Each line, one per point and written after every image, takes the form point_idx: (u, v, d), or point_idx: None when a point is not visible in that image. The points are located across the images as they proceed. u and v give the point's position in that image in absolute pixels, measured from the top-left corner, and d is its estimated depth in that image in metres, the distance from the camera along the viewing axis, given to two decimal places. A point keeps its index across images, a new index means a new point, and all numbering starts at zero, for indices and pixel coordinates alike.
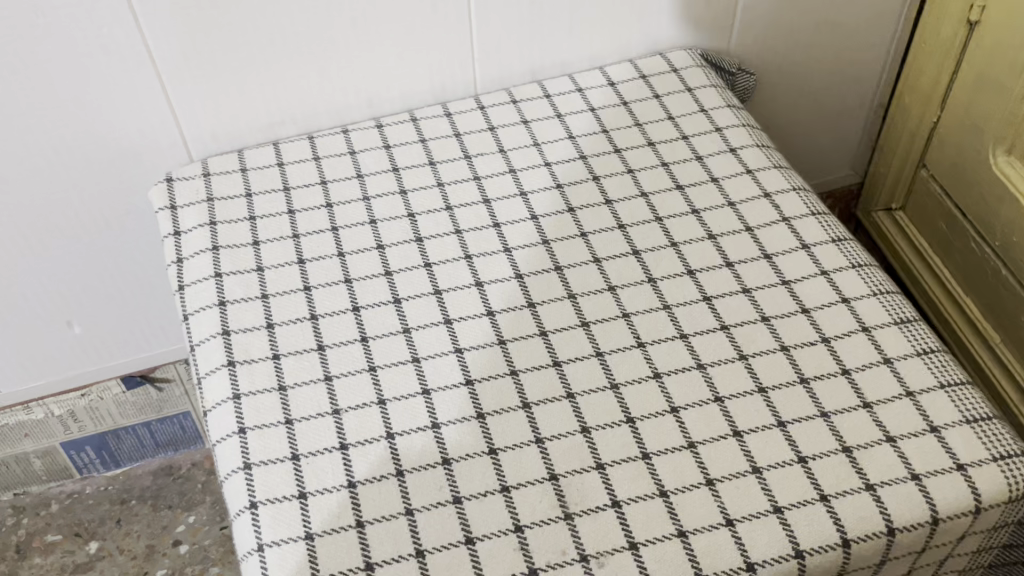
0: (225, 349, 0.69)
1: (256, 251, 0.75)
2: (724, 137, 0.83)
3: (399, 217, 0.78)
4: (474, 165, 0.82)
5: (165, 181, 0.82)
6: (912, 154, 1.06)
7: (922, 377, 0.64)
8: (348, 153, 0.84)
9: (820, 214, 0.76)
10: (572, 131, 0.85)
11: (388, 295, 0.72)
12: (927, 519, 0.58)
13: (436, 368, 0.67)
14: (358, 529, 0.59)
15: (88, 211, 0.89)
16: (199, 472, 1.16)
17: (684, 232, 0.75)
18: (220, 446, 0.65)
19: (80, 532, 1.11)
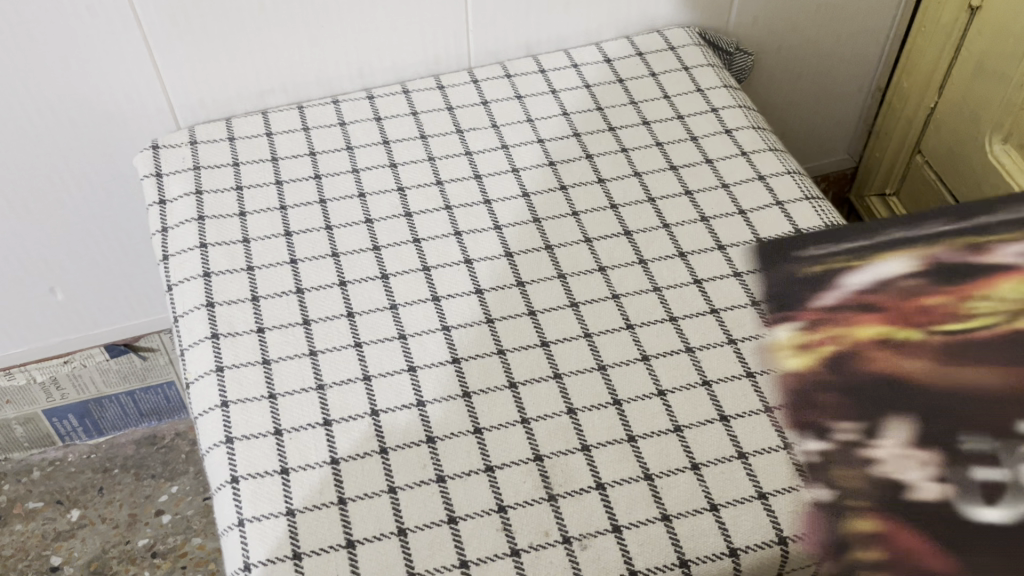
0: (209, 321, 0.68)
1: (242, 222, 0.74)
2: (720, 118, 0.82)
3: (389, 191, 0.77)
4: (465, 140, 0.81)
5: (150, 147, 0.81)
6: (907, 140, 1.05)
7: None
8: (339, 124, 0.82)
9: (814, 199, 0.75)
10: (566, 108, 0.83)
11: (375, 271, 0.71)
12: None
13: (423, 346, 0.66)
14: (341, 506, 0.58)
15: (73, 175, 0.88)
16: (183, 443, 1.15)
17: (676, 213, 0.74)
18: (202, 419, 0.64)
19: (62, 500, 1.10)
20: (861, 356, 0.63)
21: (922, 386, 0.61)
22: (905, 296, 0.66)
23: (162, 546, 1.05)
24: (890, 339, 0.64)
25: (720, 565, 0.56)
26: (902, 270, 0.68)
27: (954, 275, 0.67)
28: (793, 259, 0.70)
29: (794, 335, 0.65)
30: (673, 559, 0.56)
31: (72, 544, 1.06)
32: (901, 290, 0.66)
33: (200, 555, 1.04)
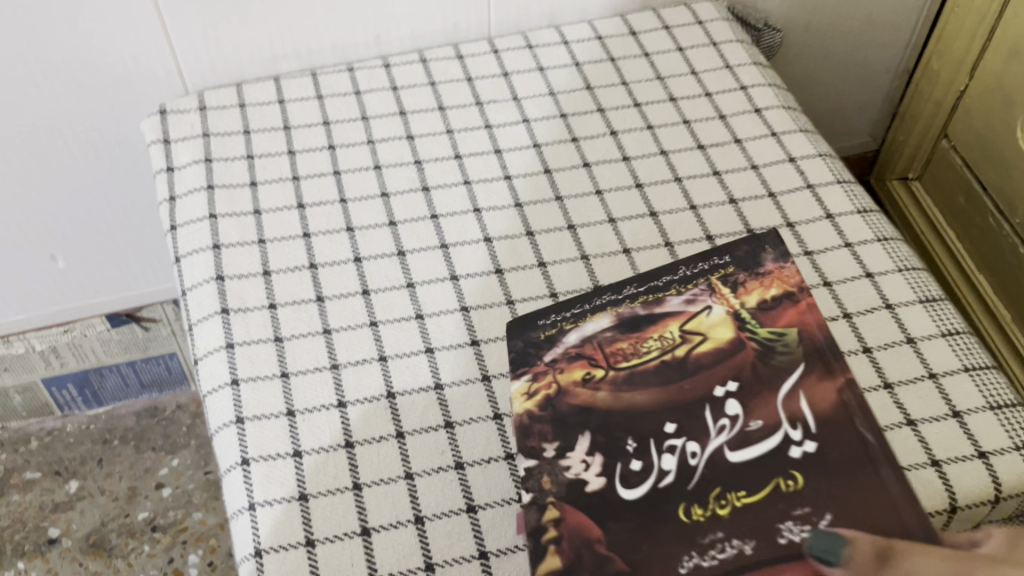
0: (219, 295, 0.65)
1: (254, 192, 0.71)
2: (750, 96, 0.79)
3: (406, 164, 0.74)
4: (485, 113, 0.78)
5: (158, 113, 0.78)
6: (934, 124, 1.03)
7: (945, 359, 0.62)
8: (353, 93, 0.79)
9: (846, 183, 0.73)
10: (590, 81, 0.80)
11: (392, 247, 0.68)
12: (946, 508, 0.56)
13: (441, 327, 0.64)
14: (356, 491, 0.56)
15: (77, 139, 0.85)
16: (184, 415, 1.13)
17: (704, 194, 0.71)
18: (211, 398, 0.62)
19: (61, 471, 1.08)
20: (569, 393, 0.55)
21: (609, 408, 0.54)
22: (614, 343, 0.57)
23: (162, 520, 1.04)
24: (596, 376, 0.55)
25: None
26: (594, 329, 0.58)
27: (646, 314, 0.58)
28: (525, 330, 0.59)
29: (517, 390, 0.56)
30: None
31: (71, 516, 1.04)
32: (597, 344, 0.57)
33: (201, 530, 1.03)
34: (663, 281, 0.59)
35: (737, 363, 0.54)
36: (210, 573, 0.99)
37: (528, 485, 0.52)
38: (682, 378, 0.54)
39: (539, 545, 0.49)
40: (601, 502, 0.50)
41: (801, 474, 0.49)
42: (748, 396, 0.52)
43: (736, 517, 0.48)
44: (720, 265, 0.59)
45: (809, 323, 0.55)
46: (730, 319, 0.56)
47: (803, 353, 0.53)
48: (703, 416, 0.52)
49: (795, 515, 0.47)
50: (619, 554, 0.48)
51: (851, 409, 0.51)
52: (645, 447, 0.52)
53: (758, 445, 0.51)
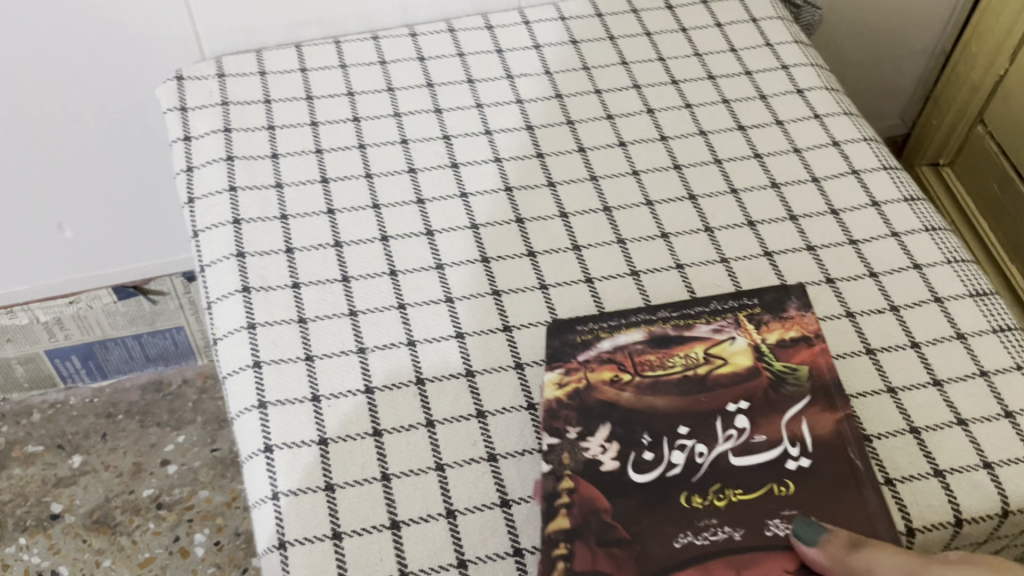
0: (240, 273, 0.62)
1: (275, 165, 0.68)
2: (791, 76, 0.76)
3: (434, 139, 0.71)
4: (516, 87, 0.74)
5: (174, 78, 0.74)
6: (969, 109, 1.00)
7: (996, 357, 0.60)
8: (378, 63, 0.76)
9: (891, 169, 0.70)
10: (625, 56, 0.77)
11: (420, 226, 0.65)
12: (997, 512, 0.54)
13: (472, 311, 0.61)
14: (384, 482, 0.54)
15: (87, 105, 0.82)
16: (190, 390, 1.11)
17: (745, 178, 0.69)
18: (232, 380, 0.59)
19: (63, 445, 1.05)
20: (597, 388, 0.56)
21: (631, 408, 0.55)
22: (642, 354, 0.57)
23: (168, 498, 1.01)
24: (624, 379, 0.56)
25: None
26: (625, 339, 0.58)
27: (675, 333, 0.59)
28: (562, 331, 0.59)
29: (550, 379, 0.57)
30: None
31: (74, 491, 1.01)
32: (626, 353, 0.58)
33: (207, 509, 1.00)
34: (695, 308, 0.60)
35: (750, 388, 0.56)
36: (217, 552, 0.97)
37: (547, 458, 0.54)
38: (701, 393, 0.56)
39: (552, 508, 0.52)
40: (612, 481, 0.52)
41: (795, 483, 0.52)
42: (758, 415, 0.55)
43: (732, 510, 0.51)
44: (748, 305, 0.60)
45: (823, 363, 0.57)
46: (752, 350, 0.58)
47: (812, 389, 0.55)
48: (715, 426, 0.54)
49: (784, 514, 0.51)
50: (622, 523, 0.51)
51: (847, 440, 0.53)
52: (659, 442, 0.54)
53: (759, 456, 0.53)
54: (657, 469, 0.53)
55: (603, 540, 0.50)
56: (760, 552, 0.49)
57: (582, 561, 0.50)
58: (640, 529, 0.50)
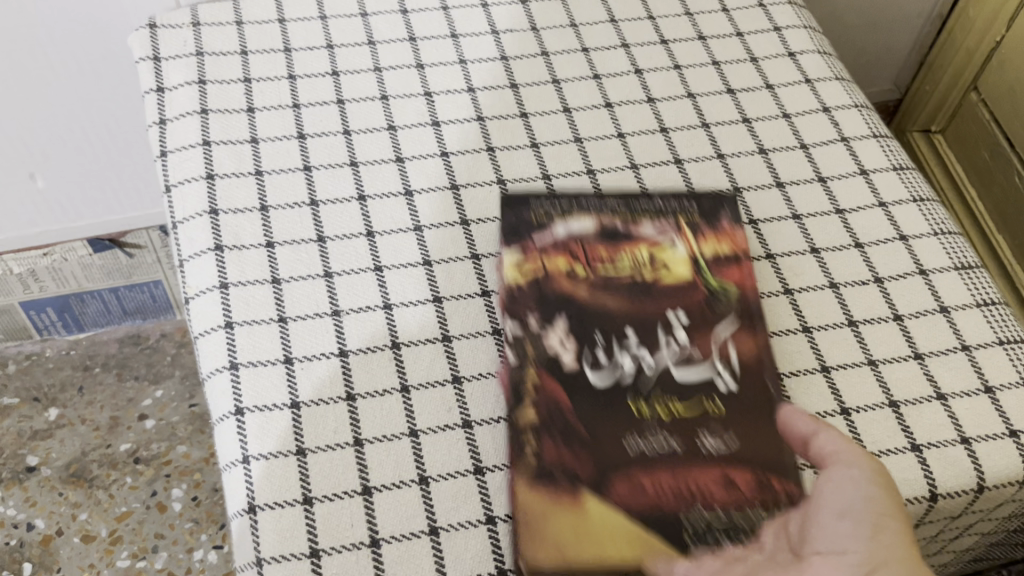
0: (212, 230, 0.61)
1: (251, 119, 0.66)
2: (783, 39, 0.74)
3: (414, 96, 0.69)
4: (501, 43, 0.72)
5: (147, 26, 0.72)
6: (964, 76, 0.98)
7: (979, 331, 0.59)
8: (359, 15, 0.74)
9: (881, 136, 0.69)
10: (614, 14, 0.75)
11: (399, 186, 0.64)
12: (972, 487, 0.54)
13: (450, 275, 0.60)
14: (357, 448, 0.53)
15: (58, 52, 0.80)
16: (168, 344, 1.10)
17: (732, 143, 0.67)
18: (203, 340, 0.58)
19: (39, 397, 1.04)
20: (552, 278, 0.59)
21: (585, 307, 0.58)
22: (593, 250, 0.61)
23: (145, 452, 1.01)
24: (576, 272, 0.60)
25: None
26: (581, 230, 0.61)
27: (626, 232, 0.62)
28: (518, 208, 0.62)
29: (511, 260, 0.60)
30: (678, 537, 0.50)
31: (50, 444, 1.01)
32: (580, 242, 0.61)
33: (185, 464, 1.00)
34: (640, 204, 0.63)
35: (687, 300, 0.59)
36: (195, 507, 0.97)
37: (514, 350, 0.56)
38: (644, 297, 0.59)
39: (527, 417, 0.54)
40: (571, 378, 0.55)
41: (726, 403, 0.55)
42: (693, 327, 0.58)
43: (672, 420, 0.54)
44: (687, 208, 0.63)
45: (749, 286, 0.60)
46: (690, 261, 0.61)
47: (739, 310, 0.58)
48: (657, 335, 0.57)
49: (712, 427, 0.54)
50: (584, 424, 0.54)
51: (766, 364, 0.57)
52: (613, 348, 0.56)
53: (694, 370, 0.56)
54: (610, 371, 0.56)
55: (567, 439, 0.53)
56: (697, 464, 0.53)
57: (550, 455, 0.53)
58: (599, 432, 0.54)
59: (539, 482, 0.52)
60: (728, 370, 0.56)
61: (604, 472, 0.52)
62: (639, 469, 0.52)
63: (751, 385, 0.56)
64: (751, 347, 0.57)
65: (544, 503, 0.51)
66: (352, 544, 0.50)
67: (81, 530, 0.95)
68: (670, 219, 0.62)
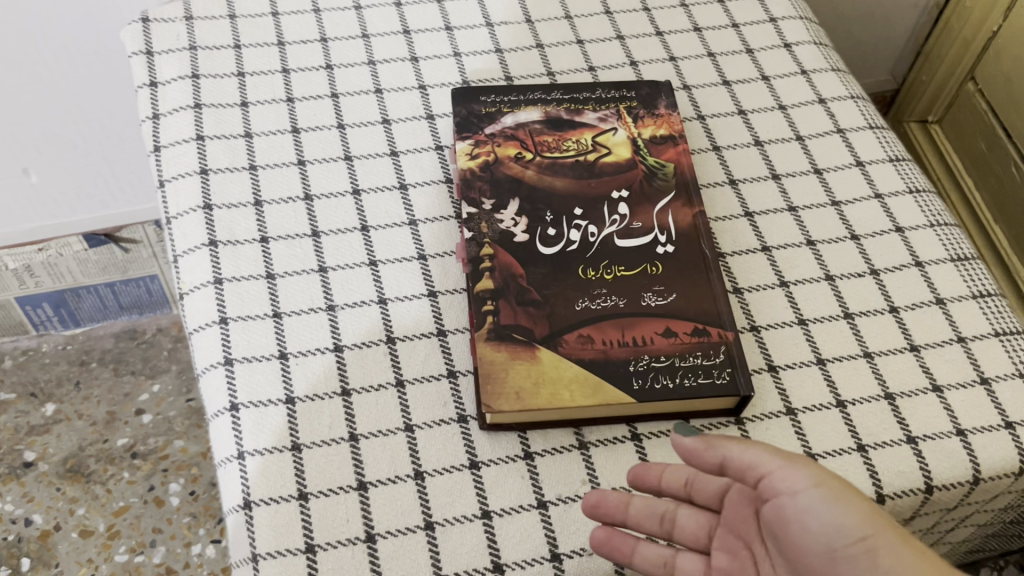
0: (206, 225, 0.61)
1: (244, 113, 0.66)
2: (779, 30, 0.74)
3: (409, 89, 0.68)
4: (496, 35, 0.72)
5: (139, 20, 0.71)
6: (960, 66, 0.98)
7: (976, 323, 0.59)
8: (353, 8, 0.73)
9: (877, 128, 0.69)
10: (609, 5, 0.74)
11: (393, 180, 0.64)
12: (968, 479, 0.54)
13: (444, 269, 0.60)
14: (352, 443, 0.53)
15: (51, 47, 0.80)
16: (165, 339, 1.09)
17: (728, 135, 0.67)
18: (197, 336, 0.58)
19: (36, 393, 1.04)
20: (502, 163, 0.61)
21: (533, 185, 0.60)
22: (540, 135, 0.63)
23: (142, 447, 1.00)
24: (525, 157, 0.61)
25: None
26: (526, 118, 0.64)
27: (568, 118, 0.64)
28: (468, 103, 0.64)
29: (461, 150, 0.62)
30: (624, 432, 0.54)
31: (47, 439, 1.01)
32: (527, 134, 0.63)
33: (182, 458, 1.00)
34: (583, 96, 0.65)
35: (629, 177, 0.61)
36: (192, 501, 0.97)
37: (466, 225, 0.58)
38: (590, 178, 0.61)
39: (480, 323, 0.54)
40: (523, 250, 0.57)
41: (664, 264, 0.57)
42: (635, 203, 0.60)
43: (618, 282, 0.56)
44: (628, 97, 0.65)
45: (685, 162, 0.62)
46: (630, 142, 0.63)
47: (677, 184, 0.61)
48: (601, 208, 0.59)
49: (655, 289, 0.56)
50: (535, 287, 0.56)
51: (701, 231, 0.59)
52: (560, 220, 0.59)
53: (637, 240, 0.58)
54: (558, 243, 0.58)
55: (520, 299, 0.55)
56: (640, 319, 0.55)
57: (505, 317, 0.54)
58: (549, 293, 0.56)
59: (498, 381, 0.52)
60: (667, 232, 0.59)
61: (556, 330, 0.54)
62: (588, 327, 0.54)
63: (685, 247, 0.58)
64: (688, 211, 0.60)
65: (510, 404, 0.51)
66: (348, 540, 0.50)
67: (78, 525, 0.95)
68: (611, 110, 0.65)
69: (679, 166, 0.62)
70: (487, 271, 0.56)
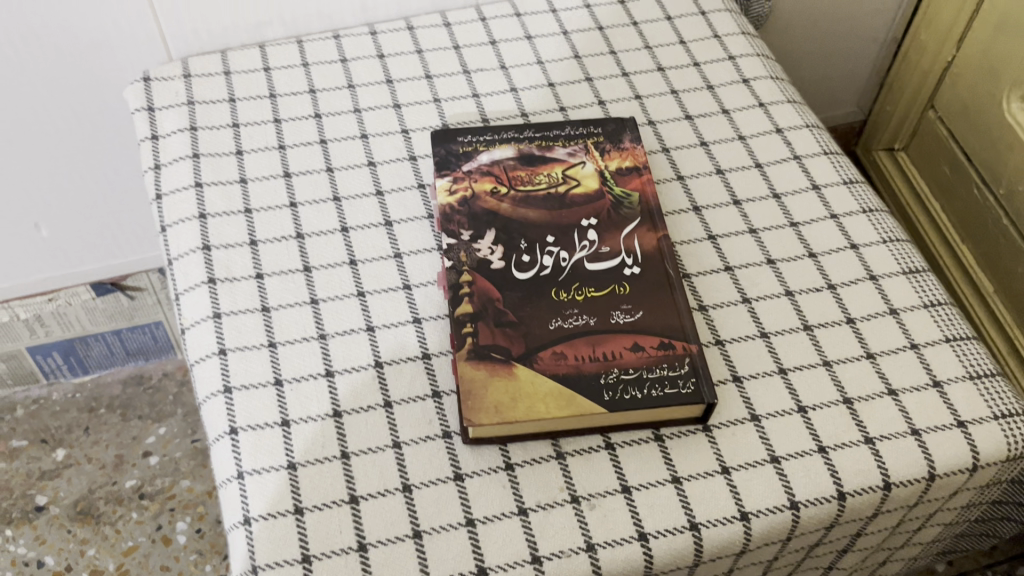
0: (205, 264, 0.65)
1: (240, 161, 0.71)
2: (737, 67, 0.79)
3: (392, 133, 0.73)
4: (473, 81, 0.77)
5: (141, 79, 0.77)
6: (921, 95, 1.03)
7: (927, 330, 0.63)
8: (340, 61, 0.79)
9: (831, 154, 0.74)
10: (577, 50, 0.80)
11: (379, 217, 0.68)
12: (923, 475, 0.57)
13: (428, 297, 0.64)
14: (344, 460, 0.57)
15: (59, 109, 0.85)
16: (170, 383, 1.13)
17: (691, 165, 0.72)
18: (198, 367, 0.62)
19: (47, 439, 1.08)
20: (479, 197, 0.66)
21: (508, 216, 0.65)
22: (514, 171, 0.67)
23: (150, 488, 1.04)
24: (501, 191, 0.66)
25: (731, 528, 0.55)
26: (500, 155, 0.68)
27: (540, 154, 0.69)
28: (447, 144, 0.69)
29: (441, 187, 0.66)
30: (599, 441, 0.58)
31: (58, 483, 1.04)
32: (501, 170, 0.67)
33: (189, 497, 1.03)
34: (554, 133, 0.70)
35: (597, 206, 0.65)
36: (199, 539, 1.00)
37: (448, 255, 0.63)
38: (561, 208, 0.65)
39: (461, 344, 0.58)
40: (500, 276, 0.61)
41: (631, 285, 0.61)
42: (604, 230, 0.64)
43: (588, 302, 0.60)
44: (595, 133, 0.70)
45: (650, 191, 0.67)
46: (598, 174, 0.67)
47: (642, 211, 0.65)
48: (572, 235, 0.64)
49: (623, 308, 0.60)
50: (511, 309, 0.60)
51: (666, 253, 0.63)
52: (534, 247, 0.63)
53: (606, 263, 0.62)
54: (532, 268, 0.62)
55: (497, 321, 0.59)
56: (610, 335, 0.59)
57: (483, 337, 0.58)
58: (525, 314, 0.60)
59: (478, 397, 0.56)
60: (633, 255, 0.63)
61: (531, 348, 0.58)
62: (561, 344, 0.58)
63: (650, 268, 0.62)
64: (653, 236, 0.64)
65: (490, 418, 0.55)
66: (341, 549, 0.54)
67: (89, 565, 0.98)
68: (579, 146, 0.69)
69: (643, 195, 0.66)
70: (467, 295, 0.61)
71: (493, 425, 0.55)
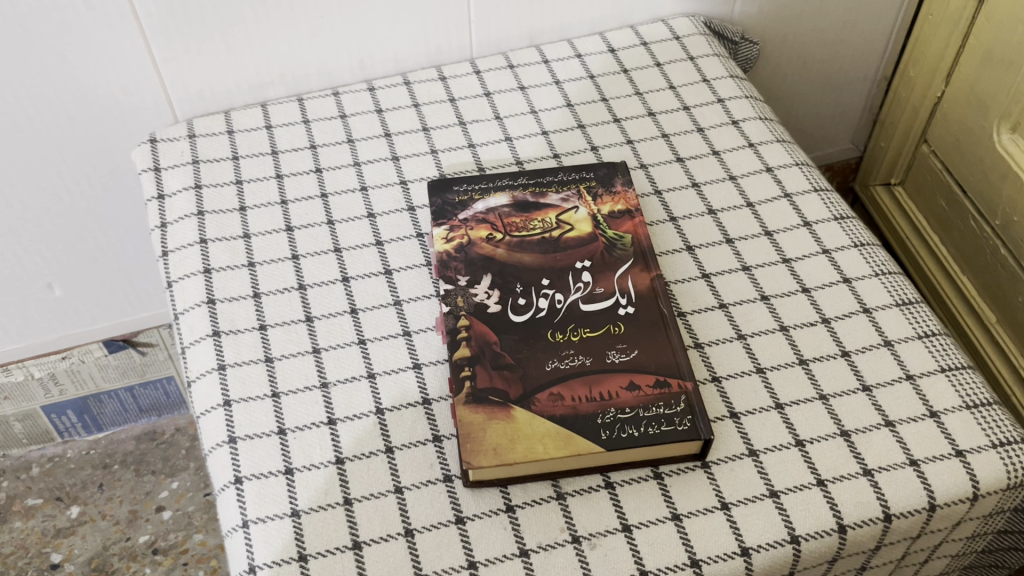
0: (210, 318, 0.67)
1: (243, 217, 0.73)
2: (726, 109, 0.81)
3: (391, 185, 0.75)
4: (468, 132, 0.79)
5: (148, 142, 0.80)
6: (913, 129, 1.05)
7: (922, 360, 0.64)
8: (339, 117, 0.81)
9: (822, 190, 0.75)
10: (570, 98, 0.82)
11: (379, 266, 0.70)
12: (924, 506, 0.57)
13: (428, 342, 0.65)
14: (346, 507, 0.57)
15: (70, 171, 0.88)
16: (183, 438, 1.15)
17: (684, 207, 0.73)
18: (204, 419, 0.63)
19: (62, 497, 1.09)
20: (476, 244, 0.67)
21: (504, 261, 0.66)
22: (509, 218, 0.69)
23: (163, 543, 1.04)
24: (496, 238, 0.68)
25: (733, 565, 0.55)
26: (495, 203, 0.70)
27: (534, 200, 0.70)
28: (443, 193, 0.71)
29: (438, 235, 0.68)
30: (598, 481, 0.58)
31: (73, 541, 1.05)
32: (496, 216, 0.69)
33: (202, 551, 1.04)
34: (547, 180, 0.72)
35: (590, 249, 0.67)
36: None
37: (445, 300, 0.64)
38: (555, 251, 0.67)
39: (459, 388, 0.59)
40: (497, 319, 0.63)
41: (626, 325, 0.62)
42: (597, 272, 0.65)
43: (584, 343, 0.61)
44: (587, 178, 0.72)
45: (642, 232, 0.68)
46: (590, 218, 0.69)
47: (635, 253, 0.66)
48: (567, 277, 0.65)
49: (618, 347, 0.61)
50: (508, 352, 0.61)
51: (658, 292, 0.64)
52: (529, 290, 0.64)
53: (600, 304, 0.64)
54: (528, 311, 0.63)
55: (494, 363, 0.60)
56: (606, 375, 0.60)
57: (481, 381, 0.60)
58: (522, 356, 0.61)
59: (477, 440, 0.57)
60: (627, 296, 0.64)
61: (529, 390, 0.59)
62: (557, 385, 0.59)
63: (643, 308, 0.63)
64: (646, 276, 0.65)
65: (488, 460, 0.56)
66: None
67: None
68: (572, 191, 0.71)
69: (635, 236, 0.68)
70: (465, 340, 0.62)
71: (492, 467, 0.56)
